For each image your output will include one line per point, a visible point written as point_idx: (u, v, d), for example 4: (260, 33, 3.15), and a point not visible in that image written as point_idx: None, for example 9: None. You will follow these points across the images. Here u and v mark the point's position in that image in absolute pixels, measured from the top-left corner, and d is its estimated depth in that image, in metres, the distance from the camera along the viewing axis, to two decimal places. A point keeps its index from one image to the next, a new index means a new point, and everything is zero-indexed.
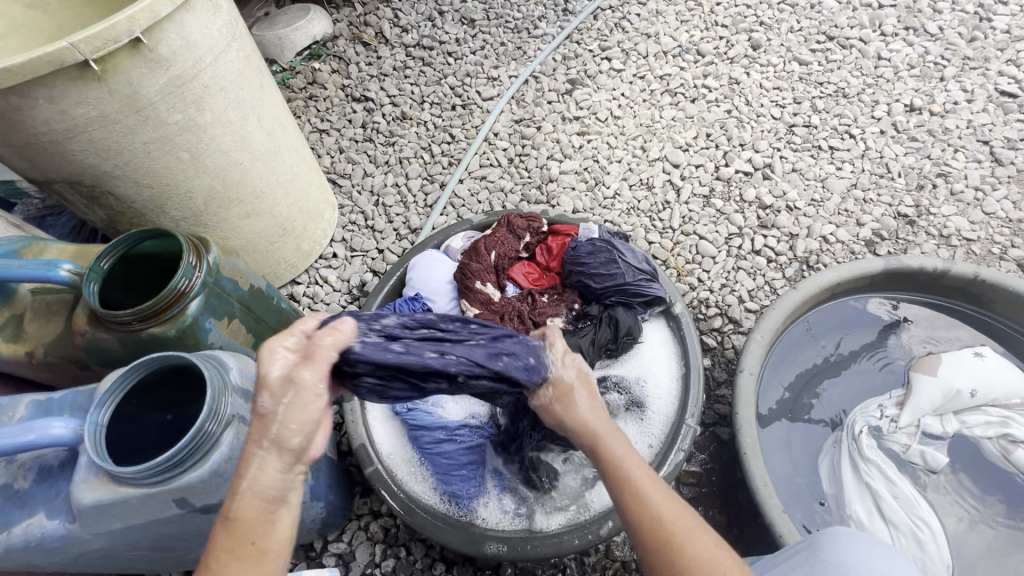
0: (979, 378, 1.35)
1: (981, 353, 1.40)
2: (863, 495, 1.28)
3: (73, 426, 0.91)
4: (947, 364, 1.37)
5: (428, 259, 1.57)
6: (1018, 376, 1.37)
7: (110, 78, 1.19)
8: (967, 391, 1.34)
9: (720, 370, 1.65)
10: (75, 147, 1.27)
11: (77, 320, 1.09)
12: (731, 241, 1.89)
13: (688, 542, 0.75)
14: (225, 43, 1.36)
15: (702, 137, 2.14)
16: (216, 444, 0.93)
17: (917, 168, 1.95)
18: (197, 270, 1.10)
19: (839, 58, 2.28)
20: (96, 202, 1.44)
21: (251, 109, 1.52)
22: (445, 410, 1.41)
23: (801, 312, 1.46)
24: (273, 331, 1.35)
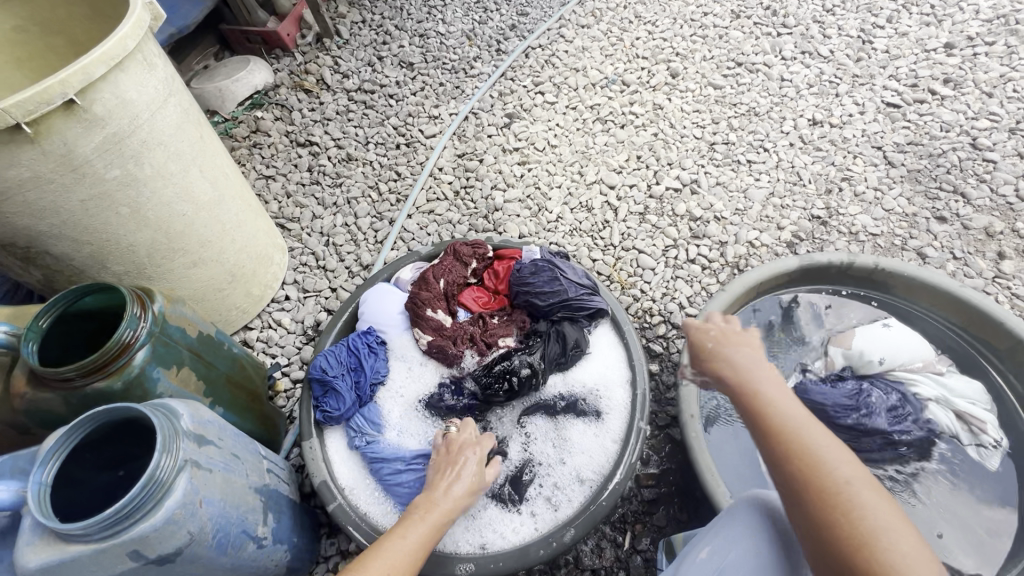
0: (887, 347, 1.52)
1: (888, 323, 1.58)
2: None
3: (16, 489, 0.91)
4: (859, 337, 1.55)
5: (379, 292, 1.61)
6: (922, 341, 1.53)
7: (43, 139, 1.20)
8: (878, 359, 1.51)
9: (668, 374, 1.74)
10: (8, 208, 1.26)
11: (15, 382, 1.06)
12: (668, 252, 2.02)
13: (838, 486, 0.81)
14: (162, 99, 1.40)
15: (633, 159, 2.30)
16: (170, 491, 0.93)
17: (824, 175, 2.15)
18: (141, 321, 1.11)
19: (747, 81, 2.52)
20: (32, 263, 1.42)
21: (192, 160, 1.55)
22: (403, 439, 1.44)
23: (731, 310, 1.58)
24: (225, 378, 1.35)
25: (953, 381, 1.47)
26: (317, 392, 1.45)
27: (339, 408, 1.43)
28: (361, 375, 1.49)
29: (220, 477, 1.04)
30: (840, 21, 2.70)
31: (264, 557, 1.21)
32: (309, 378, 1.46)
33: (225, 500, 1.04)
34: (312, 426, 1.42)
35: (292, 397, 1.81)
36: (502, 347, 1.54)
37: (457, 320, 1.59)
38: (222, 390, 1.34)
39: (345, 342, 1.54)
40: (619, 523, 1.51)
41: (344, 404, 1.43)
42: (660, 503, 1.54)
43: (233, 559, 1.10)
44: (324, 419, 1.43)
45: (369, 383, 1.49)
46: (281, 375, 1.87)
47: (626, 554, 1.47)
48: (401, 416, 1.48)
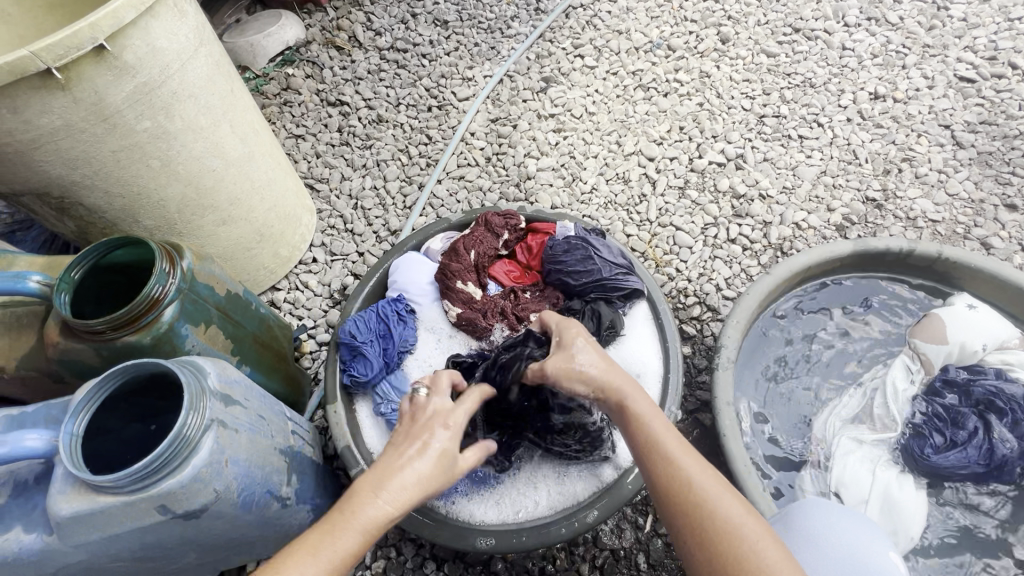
0: (978, 333, 1.38)
1: (972, 305, 1.42)
2: (859, 471, 1.29)
3: (48, 438, 0.91)
4: (945, 331, 1.39)
5: (410, 261, 1.58)
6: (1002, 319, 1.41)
7: (74, 86, 1.17)
8: (980, 347, 1.37)
9: (700, 358, 1.68)
10: (41, 157, 1.25)
11: (49, 332, 1.07)
12: (707, 231, 1.92)
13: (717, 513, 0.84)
14: (193, 48, 1.36)
15: (675, 130, 2.18)
16: (197, 449, 0.93)
17: (883, 154, 2.00)
18: (171, 277, 1.10)
19: (805, 49, 2.34)
20: (65, 214, 1.42)
21: (222, 114, 1.51)
22: None
23: (774, 297, 1.49)
24: (252, 338, 1.35)
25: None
26: (345, 356, 1.44)
27: (367, 374, 1.41)
28: (390, 343, 1.46)
29: (246, 437, 1.04)
30: None
31: (287, 515, 1.23)
32: (337, 342, 1.44)
33: (251, 459, 1.05)
34: (338, 390, 1.41)
35: (318, 360, 1.82)
36: (533, 322, 1.48)
37: (487, 293, 1.55)
38: (248, 350, 1.33)
39: (374, 308, 1.52)
40: (641, 505, 1.49)
41: (372, 369, 1.42)
42: None
43: (258, 517, 1.12)
44: (351, 383, 1.42)
45: (396, 351, 1.46)
46: (307, 336, 1.87)
47: (646, 536, 1.46)
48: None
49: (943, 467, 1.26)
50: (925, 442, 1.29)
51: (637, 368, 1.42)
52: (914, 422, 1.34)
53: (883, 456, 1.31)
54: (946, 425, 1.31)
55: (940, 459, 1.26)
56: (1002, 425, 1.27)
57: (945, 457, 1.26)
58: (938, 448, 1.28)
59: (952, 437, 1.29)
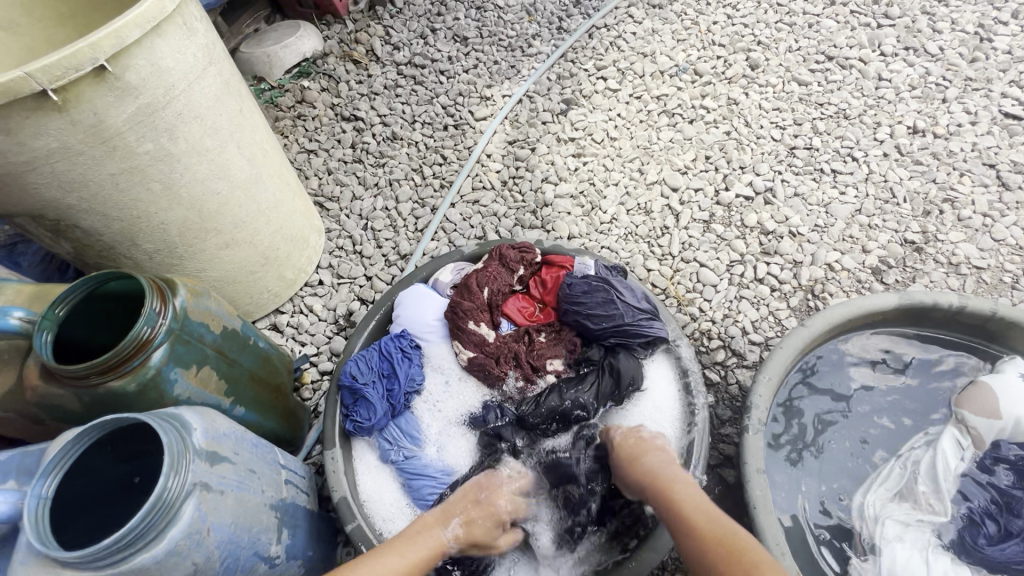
0: None
1: None
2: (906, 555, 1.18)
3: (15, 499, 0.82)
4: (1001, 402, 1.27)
5: (417, 294, 1.49)
6: None
7: (72, 108, 1.11)
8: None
9: (723, 408, 1.57)
10: (36, 180, 1.18)
11: (28, 373, 0.99)
12: (733, 268, 1.82)
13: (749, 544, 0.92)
14: (200, 68, 1.29)
15: (701, 159, 2.08)
16: (174, 519, 0.84)
17: (923, 193, 1.89)
18: (161, 317, 1.02)
19: (838, 78, 2.24)
20: (61, 236, 1.35)
21: (229, 135, 1.44)
22: (440, 451, 1.36)
23: (808, 352, 1.38)
24: (249, 376, 1.26)
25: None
26: (346, 401, 1.34)
27: (370, 419, 1.33)
28: (394, 383, 1.38)
29: (232, 499, 0.95)
30: (954, 14, 2.36)
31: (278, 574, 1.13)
32: (336, 385, 1.35)
33: (237, 523, 0.96)
34: (336, 433, 1.32)
35: (319, 390, 1.73)
36: (549, 373, 1.41)
37: (500, 333, 1.47)
38: (245, 388, 1.25)
39: (377, 346, 1.43)
40: None
41: (376, 414, 1.33)
42: None
43: None
44: (355, 430, 1.33)
45: (402, 392, 1.39)
46: (308, 364, 1.79)
47: None
48: (440, 430, 1.40)
49: (1000, 562, 1.16)
50: (979, 531, 1.19)
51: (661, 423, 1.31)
52: (968, 509, 1.23)
53: (934, 544, 1.19)
54: (999, 515, 1.21)
55: (996, 552, 1.17)
56: None
57: (1002, 550, 1.16)
58: (992, 539, 1.19)
59: (1007, 527, 1.19)
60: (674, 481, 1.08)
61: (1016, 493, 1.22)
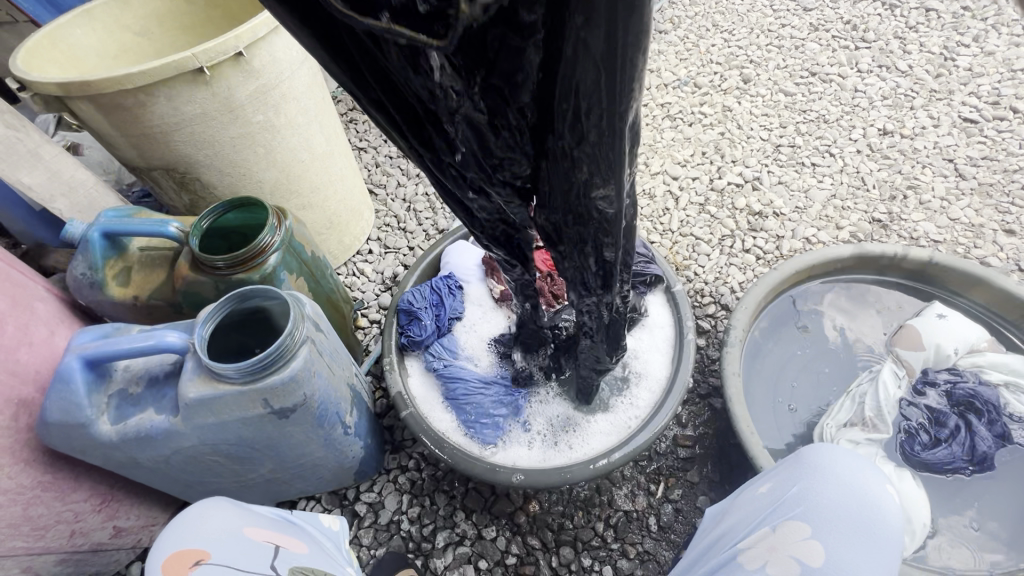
0: (949, 337, 1.54)
1: (943, 314, 1.58)
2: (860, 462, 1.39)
3: (183, 338, 1.15)
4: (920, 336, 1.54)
5: (459, 247, 1.86)
6: (973, 327, 1.56)
7: (215, 82, 1.49)
8: (953, 351, 1.53)
9: (713, 349, 1.85)
10: (178, 138, 1.56)
11: (180, 267, 1.33)
12: (724, 241, 2.12)
13: None
14: (300, 61, 1.68)
15: (698, 155, 2.42)
16: (294, 357, 1.15)
17: (890, 181, 2.19)
18: (277, 231, 1.37)
19: (819, 90, 2.58)
20: (184, 188, 1.72)
21: (315, 116, 1.82)
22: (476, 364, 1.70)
23: (778, 292, 1.67)
24: (327, 297, 1.60)
25: (1015, 362, 1.49)
26: (402, 321, 1.69)
27: (421, 334, 1.67)
28: (442, 311, 1.73)
29: (327, 360, 1.27)
30: (922, 38, 2.72)
31: (346, 444, 1.43)
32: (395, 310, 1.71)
33: (329, 380, 1.27)
34: (393, 344, 1.66)
35: (370, 334, 2.06)
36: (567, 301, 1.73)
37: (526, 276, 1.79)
38: (322, 305, 1.57)
39: (428, 284, 1.78)
40: (654, 474, 1.65)
41: (426, 331, 1.67)
42: (694, 463, 1.66)
43: (326, 435, 1.33)
44: (408, 343, 1.66)
45: (446, 317, 1.73)
46: (361, 314, 2.13)
47: (657, 501, 1.61)
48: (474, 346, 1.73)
49: (932, 462, 1.40)
50: (914, 440, 1.43)
51: (662, 346, 1.62)
52: (903, 424, 1.47)
53: (880, 454, 1.42)
54: (932, 428, 1.44)
55: (928, 455, 1.41)
56: (981, 424, 1.42)
57: (933, 453, 1.41)
58: (926, 446, 1.42)
59: (936, 435, 1.43)
60: None
61: (942, 408, 1.45)
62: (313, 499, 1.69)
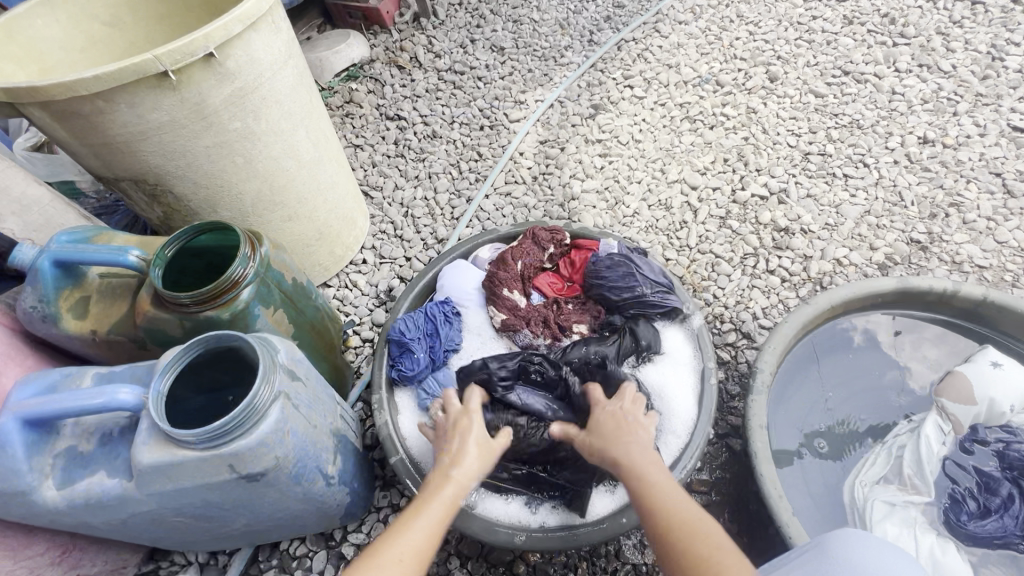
0: (1007, 392, 1.37)
1: (998, 363, 1.41)
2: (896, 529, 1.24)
3: (137, 393, 1.00)
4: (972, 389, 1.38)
5: (458, 267, 1.71)
6: None
7: (183, 87, 1.32)
8: (1010, 408, 1.37)
9: (733, 384, 1.70)
10: (145, 148, 1.40)
11: (140, 301, 1.18)
12: (746, 260, 1.96)
13: (702, 542, 0.92)
14: (283, 60, 1.51)
15: (719, 161, 2.24)
16: (265, 417, 1.01)
17: (930, 197, 2.00)
18: (251, 261, 1.21)
19: (853, 91, 2.38)
20: (155, 200, 1.57)
21: (300, 120, 1.66)
22: None
23: (810, 327, 1.50)
24: (310, 326, 1.45)
25: None
26: (393, 352, 1.55)
27: (413, 370, 1.52)
28: (437, 341, 1.58)
29: (305, 413, 1.13)
30: (967, 34, 2.50)
31: (329, 494, 1.30)
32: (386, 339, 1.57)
33: (307, 435, 1.13)
34: (382, 380, 1.52)
35: (361, 355, 1.91)
36: (575, 334, 1.59)
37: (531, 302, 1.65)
38: (305, 335, 1.43)
39: (423, 310, 1.65)
40: None
41: (418, 365, 1.53)
42: (710, 511, 1.53)
43: (305, 490, 1.20)
44: (398, 377, 1.52)
45: (441, 349, 1.59)
46: (352, 332, 1.98)
47: None
48: None
49: (981, 536, 1.24)
50: (960, 508, 1.27)
51: (682, 382, 1.46)
52: (948, 488, 1.32)
53: (920, 519, 1.26)
54: (981, 496, 1.29)
55: (977, 528, 1.24)
56: None
57: (982, 525, 1.25)
58: (974, 516, 1.27)
59: (986, 504, 1.28)
60: (637, 458, 1.09)
61: (992, 473, 1.32)
62: (296, 539, 1.57)
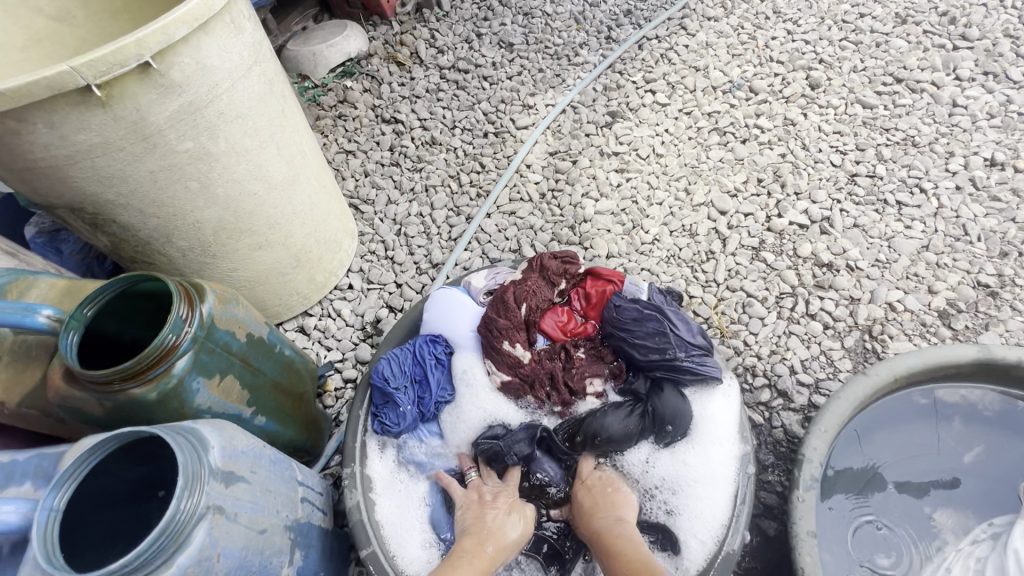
0: None
1: None
2: None
3: (25, 510, 0.79)
4: None
5: (453, 299, 1.47)
6: None
7: (116, 103, 1.09)
8: None
9: (766, 453, 1.46)
10: (76, 174, 1.17)
11: (51, 374, 0.97)
12: (782, 301, 1.70)
13: None
14: (246, 66, 1.27)
15: (753, 182, 1.97)
16: (183, 544, 0.79)
17: (1000, 233, 1.73)
18: (186, 324, 0.98)
19: (907, 102, 2.09)
20: (98, 228, 1.34)
21: (270, 136, 1.42)
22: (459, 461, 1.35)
23: (872, 400, 1.26)
24: (271, 385, 1.23)
25: None
26: (376, 400, 1.34)
27: (398, 424, 1.32)
28: (427, 391, 1.38)
29: (246, 522, 0.91)
30: None
31: None
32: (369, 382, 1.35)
33: (249, 549, 0.91)
34: (356, 450, 1.29)
35: (341, 399, 1.69)
36: (589, 396, 1.37)
37: (535, 351, 1.41)
38: (266, 398, 1.21)
39: (410, 347, 1.42)
40: None
41: (404, 420, 1.32)
42: None
43: None
44: (381, 431, 1.31)
45: (432, 401, 1.38)
46: (332, 372, 1.74)
47: None
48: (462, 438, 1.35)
49: None
50: None
51: (712, 478, 1.21)
52: None
53: None
54: None
55: None
56: None
57: None
58: None
59: None
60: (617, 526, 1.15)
61: None
62: None
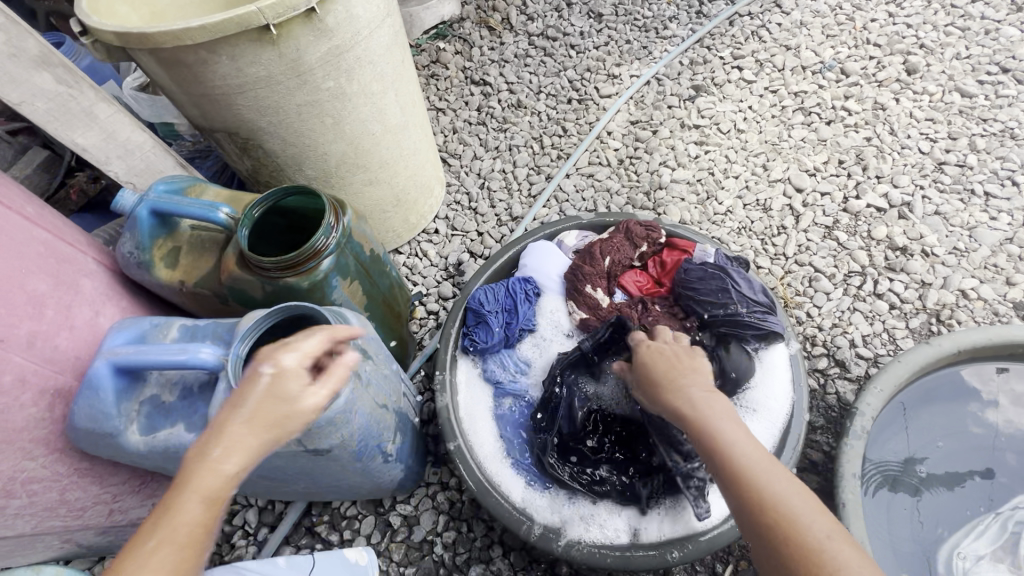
0: None
1: None
2: None
3: (218, 354, 1.00)
4: None
5: (542, 249, 1.62)
6: None
7: (282, 42, 1.28)
8: None
9: (818, 415, 1.55)
10: (240, 103, 1.39)
11: (226, 261, 1.20)
12: (850, 279, 1.76)
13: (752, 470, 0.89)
14: (381, 18, 1.44)
15: (833, 162, 2.00)
16: (336, 396, 1.00)
17: None
18: (333, 231, 1.19)
19: (1011, 93, 2.04)
20: (246, 152, 1.57)
21: (391, 83, 1.60)
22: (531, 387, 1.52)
23: (935, 368, 1.39)
24: (382, 297, 1.43)
25: None
26: (469, 321, 1.53)
27: (487, 341, 1.50)
28: (514, 318, 1.54)
29: (373, 393, 1.11)
30: None
31: (385, 469, 1.30)
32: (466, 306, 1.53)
33: (373, 414, 1.12)
34: (447, 360, 1.47)
35: (425, 326, 1.89)
36: None
37: (613, 301, 1.57)
38: (378, 308, 1.42)
39: (505, 283, 1.59)
40: (723, 552, 1.42)
41: (492, 339, 1.50)
42: None
43: (365, 465, 1.20)
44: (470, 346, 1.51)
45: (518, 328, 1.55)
46: (419, 303, 1.96)
47: None
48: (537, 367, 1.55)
49: None
50: None
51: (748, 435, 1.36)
52: None
53: None
54: None
55: None
56: None
57: None
58: None
59: None
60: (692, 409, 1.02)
61: None
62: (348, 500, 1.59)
